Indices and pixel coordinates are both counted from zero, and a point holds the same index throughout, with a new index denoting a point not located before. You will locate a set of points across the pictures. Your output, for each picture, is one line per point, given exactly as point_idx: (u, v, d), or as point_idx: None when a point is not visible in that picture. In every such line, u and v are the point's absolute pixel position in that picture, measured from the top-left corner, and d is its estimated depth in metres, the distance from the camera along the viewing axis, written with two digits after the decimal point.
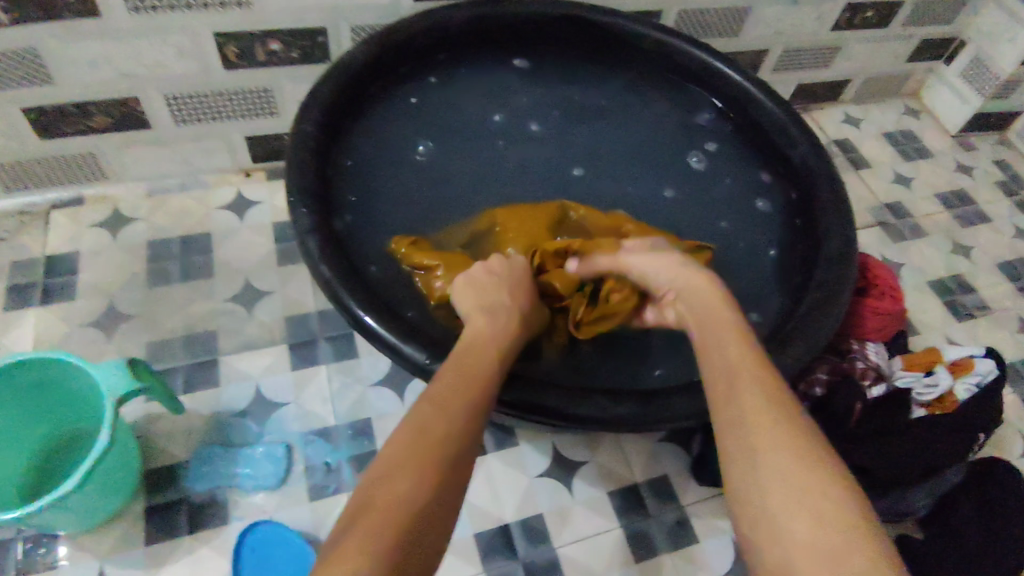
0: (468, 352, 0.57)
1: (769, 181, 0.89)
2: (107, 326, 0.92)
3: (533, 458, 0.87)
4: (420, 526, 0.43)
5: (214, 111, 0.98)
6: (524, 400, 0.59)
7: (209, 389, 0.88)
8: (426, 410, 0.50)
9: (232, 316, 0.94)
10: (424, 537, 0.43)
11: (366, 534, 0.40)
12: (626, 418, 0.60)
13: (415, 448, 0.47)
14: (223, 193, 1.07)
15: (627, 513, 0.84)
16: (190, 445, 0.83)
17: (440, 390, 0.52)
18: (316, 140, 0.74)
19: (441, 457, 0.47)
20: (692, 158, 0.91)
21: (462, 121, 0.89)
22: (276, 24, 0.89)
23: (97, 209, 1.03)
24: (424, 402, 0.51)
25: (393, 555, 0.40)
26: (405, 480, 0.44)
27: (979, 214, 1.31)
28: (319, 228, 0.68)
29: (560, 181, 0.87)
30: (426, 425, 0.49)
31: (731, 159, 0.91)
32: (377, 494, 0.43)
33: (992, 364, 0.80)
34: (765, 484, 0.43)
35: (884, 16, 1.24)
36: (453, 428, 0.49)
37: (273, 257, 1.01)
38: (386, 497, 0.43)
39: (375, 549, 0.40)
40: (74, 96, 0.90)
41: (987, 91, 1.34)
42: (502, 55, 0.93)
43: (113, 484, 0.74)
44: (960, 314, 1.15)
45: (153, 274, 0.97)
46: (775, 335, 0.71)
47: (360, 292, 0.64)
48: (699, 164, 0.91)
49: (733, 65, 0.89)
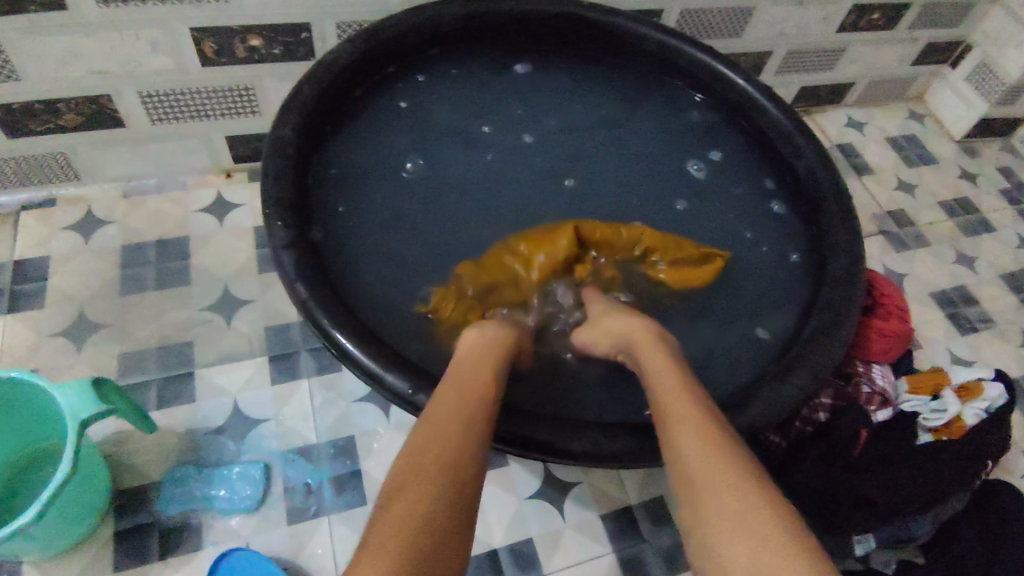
0: (469, 363, 0.56)
1: (772, 192, 0.86)
2: (77, 335, 0.88)
3: (523, 479, 0.83)
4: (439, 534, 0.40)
5: (192, 109, 0.94)
6: (513, 434, 0.55)
7: (183, 404, 0.83)
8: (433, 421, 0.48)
9: (210, 326, 0.90)
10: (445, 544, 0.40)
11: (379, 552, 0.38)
12: (620, 454, 0.56)
13: (419, 461, 0.45)
14: (202, 194, 1.02)
15: (620, 536, 0.81)
16: (162, 464, 0.79)
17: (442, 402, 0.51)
18: (295, 148, 0.70)
19: (445, 478, 0.44)
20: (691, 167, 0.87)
21: (451, 125, 0.84)
22: (256, 19, 0.84)
23: (69, 210, 0.98)
24: (428, 416, 0.49)
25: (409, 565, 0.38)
26: (406, 499, 0.42)
27: (982, 223, 1.27)
28: (296, 244, 0.63)
29: (554, 188, 0.84)
30: (430, 437, 0.47)
31: (741, 163, 0.88)
32: (386, 511, 0.41)
33: (1000, 388, 0.78)
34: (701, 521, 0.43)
35: (891, 18, 1.20)
36: (462, 436, 0.48)
37: (254, 263, 0.97)
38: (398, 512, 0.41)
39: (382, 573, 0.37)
40: (42, 93, 0.85)
41: (993, 97, 1.31)
42: (494, 56, 0.89)
43: (77, 510, 0.70)
44: (963, 327, 1.12)
45: (127, 280, 0.93)
46: (779, 363, 0.68)
47: (339, 315, 0.60)
48: (704, 173, 0.87)
49: (738, 69, 0.85)
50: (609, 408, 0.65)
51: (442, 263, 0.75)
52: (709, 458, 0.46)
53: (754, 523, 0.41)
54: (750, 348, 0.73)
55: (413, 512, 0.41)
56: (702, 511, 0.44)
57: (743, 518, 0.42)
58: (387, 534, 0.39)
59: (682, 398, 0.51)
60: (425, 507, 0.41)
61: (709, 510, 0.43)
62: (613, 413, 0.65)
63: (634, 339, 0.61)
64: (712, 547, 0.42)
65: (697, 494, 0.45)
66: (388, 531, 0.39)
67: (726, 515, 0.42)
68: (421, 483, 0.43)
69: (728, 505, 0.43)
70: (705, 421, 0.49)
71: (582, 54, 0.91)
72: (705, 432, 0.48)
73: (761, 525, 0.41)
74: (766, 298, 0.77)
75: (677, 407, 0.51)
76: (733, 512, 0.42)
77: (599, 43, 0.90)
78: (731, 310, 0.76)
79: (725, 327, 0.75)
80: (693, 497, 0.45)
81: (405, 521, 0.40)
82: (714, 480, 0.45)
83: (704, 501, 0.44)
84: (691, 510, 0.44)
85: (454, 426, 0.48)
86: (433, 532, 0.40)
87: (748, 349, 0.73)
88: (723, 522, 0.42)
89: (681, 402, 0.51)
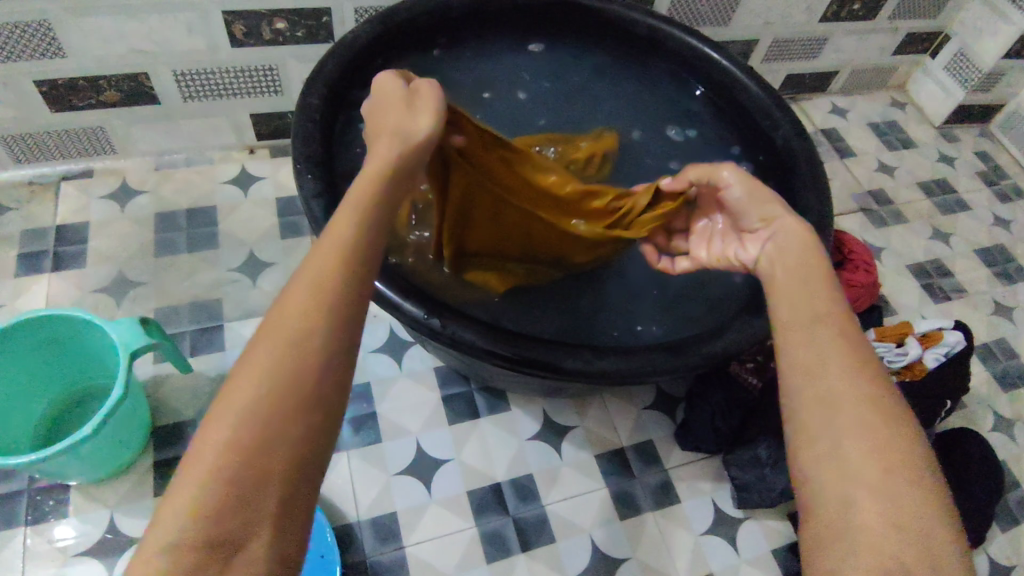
0: (350, 208, 0.47)
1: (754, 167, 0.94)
2: (116, 292, 0.96)
3: (524, 423, 0.90)
4: (280, 438, 0.39)
5: (221, 88, 1.02)
6: (518, 354, 0.63)
7: (215, 353, 0.91)
8: (294, 299, 0.42)
9: (237, 285, 0.98)
10: (281, 447, 0.39)
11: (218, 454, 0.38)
12: (610, 371, 0.64)
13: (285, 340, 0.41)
14: (227, 168, 1.11)
15: (613, 474, 0.88)
16: (196, 404, 0.87)
17: (318, 261, 0.44)
18: (321, 113, 0.78)
19: (305, 372, 0.41)
20: (672, 133, 0.98)
21: (454, 95, 0.94)
22: (281, 4, 0.92)
23: (106, 181, 1.06)
24: (304, 268, 0.44)
25: (239, 477, 0.37)
26: (251, 389, 0.39)
27: (959, 203, 1.35)
28: (322, 193, 0.71)
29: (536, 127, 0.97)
30: (305, 314, 0.42)
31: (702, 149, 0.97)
32: (238, 399, 0.39)
33: (959, 336, 0.84)
34: (834, 439, 0.42)
35: (871, 9, 1.28)
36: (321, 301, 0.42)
37: (277, 229, 1.05)
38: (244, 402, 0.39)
39: (212, 479, 0.37)
40: (87, 70, 0.93)
41: (970, 84, 1.39)
42: (499, 41, 0.98)
43: (124, 436, 0.78)
44: (936, 296, 1.20)
45: (160, 244, 1.01)
46: (747, 292, 0.75)
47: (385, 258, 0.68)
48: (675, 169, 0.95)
49: (721, 50, 0.93)
50: (592, 331, 0.73)
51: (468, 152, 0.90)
52: (860, 395, 0.43)
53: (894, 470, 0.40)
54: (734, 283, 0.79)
55: (240, 419, 0.39)
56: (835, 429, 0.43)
57: (887, 453, 0.41)
58: (213, 441, 0.38)
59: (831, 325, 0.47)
60: (272, 409, 0.39)
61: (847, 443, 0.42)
62: (600, 339, 0.72)
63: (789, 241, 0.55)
64: (846, 465, 0.41)
65: (843, 415, 0.43)
66: (221, 437, 0.38)
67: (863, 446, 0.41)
68: (289, 363, 0.40)
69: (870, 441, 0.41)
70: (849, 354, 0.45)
71: (578, 39, 1.00)
72: (847, 359, 0.45)
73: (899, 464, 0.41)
74: None
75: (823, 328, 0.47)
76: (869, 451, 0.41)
77: (596, 29, 0.98)
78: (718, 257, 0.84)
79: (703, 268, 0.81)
80: (832, 414, 0.43)
81: (239, 427, 0.38)
82: (866, 417, 0.42)
83: (840, 424, 0.43)
84: (827, 429, 0.43)
85: (323, 311, 0.42)
86: (284, 439, 0.39)
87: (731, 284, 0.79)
88: (868, 444, 0.41)
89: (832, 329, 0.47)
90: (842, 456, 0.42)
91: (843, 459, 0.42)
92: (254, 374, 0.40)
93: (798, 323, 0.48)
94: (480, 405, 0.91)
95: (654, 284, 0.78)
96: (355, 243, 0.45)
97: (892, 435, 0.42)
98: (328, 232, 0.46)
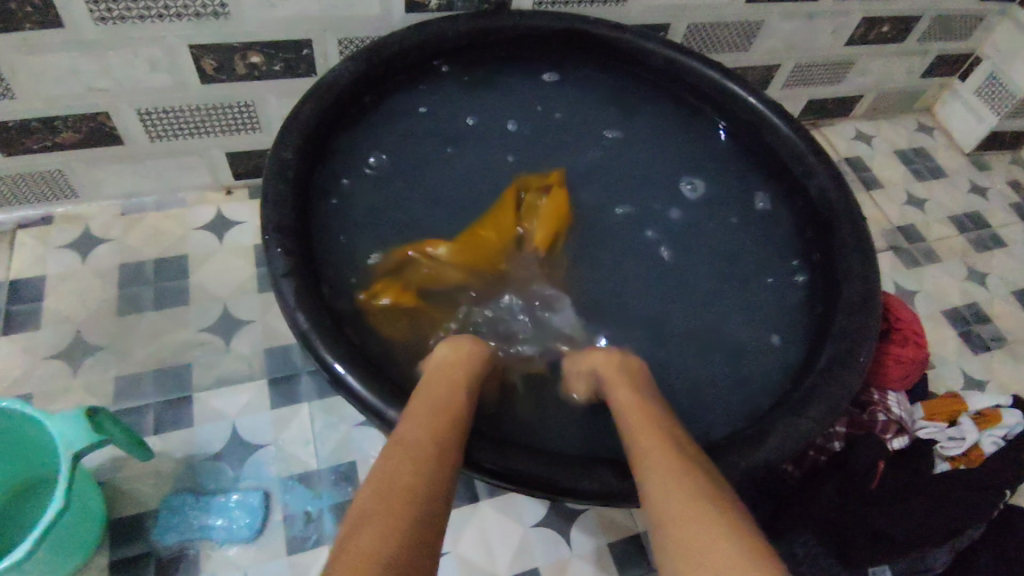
0: (441, 379, 0.58)
1: (766, 209, 0.85)
2: (73, 359, 0.86)
3: (528, 507, 0.81)
4: (420, 537, 0.42)
5: (191, 127, 0.92)
6: (518, 472, 0.56)
7: (180, 430, 0.82)
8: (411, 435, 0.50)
9: (208, 348, 0.88)
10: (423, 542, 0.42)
11: (369, 539, 0.40)
12: (630, 493, 0.56)
13: (411, 459, 0.48)
14: (201, 211, 1.01)
15: (627, 566, 0.78)
16: (159, 492, 0.77)
17: (421, 413, 0.53)
18: (295, 170, 0.69)
19: (432, 485, 0.46)
20: (686, 186, 0.86)
21: (435, 130, 0.84)
22: (256, 36, 0.83)
23: (67, 229, 0.96)
24: (412, 415, 0.53)
25: (389, 555, 0.40)
26: (391, 489, 0.45)
27: (993, 238, 1.26)
28: (295, 271, 0.63)
29: (501, 159, 0.85)
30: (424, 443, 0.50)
31: (719, 191, 0.86)
32: (378, 497, 0.44)
33: (1019, 416, 0.76)
34: (677, 550, 0.43)
35: (901, 30, 1.19)
36: (436, 437, 0.51)
37: (254, 281, 0.95)
38: (391, 503, 0.43)
39: (366, 558, 0.39)
40: (40, 111, 0.83)
41: (1003, 110, 1.29)
42: (497, 73, 0.88)
43: (75, 541, 0.68)
44: (975, 346, 1.10)
45: (125, 301, 0.91)
46: (785, 394, 0.68)
47: (336, 341, 0.61)
48: (680, 216, 0.84)
49: (747, 86, 0.84)
50: (602, 445, 0.65)
51: (463, 195, 0.82)
52: (685, 491, 0.46)
53: (703, 520, 0.43)
54: (745, 376, 0.73)
55: (392, 509, 0.43)
56: (674, 536, 0.44)
57: (727, 538, 0.42)
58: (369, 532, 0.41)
59: (642, 420, 0.55)
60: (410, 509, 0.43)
61: (666, 511, 0.45)
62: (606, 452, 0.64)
63: (602, 373, 0.63)
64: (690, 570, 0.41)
65: (680, 526, 0.44)
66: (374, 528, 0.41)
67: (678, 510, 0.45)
68: (417, 476, 0.46)
69: (709, 549, 0.41)
70: (663, 443, 0.51)
71: (587, 70, 0.91)
72: (674, 462, 0.49)
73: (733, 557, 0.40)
74: (776, 322, 0.77)
75: (653, 442, 0.52)
76: (681, 513, 0.45)
77: (612, 57, 0.89)
78: (737, 333, 0.76)
79: (718, 364, 0.74)
80: (670, 524, 0.44)
81: (385, 521, 0.42)
82: (694, 523, 0.43)
83: (677, 534, 0.44)
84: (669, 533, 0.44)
85: (437, 444, 0.50)
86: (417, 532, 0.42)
87: (743, 377, 0.73)
88: (700, 540, 0.42)
89: (648, 418, 0.55)
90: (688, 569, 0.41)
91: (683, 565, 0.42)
92: (403, 477, 0.46)
93: (638, 448, 0.52)
94: (478, 486, 0.81)
95: (664, 385, 0.72)
96: (449, 400, 0.55)
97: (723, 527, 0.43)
98: (428, 391, 0.56)
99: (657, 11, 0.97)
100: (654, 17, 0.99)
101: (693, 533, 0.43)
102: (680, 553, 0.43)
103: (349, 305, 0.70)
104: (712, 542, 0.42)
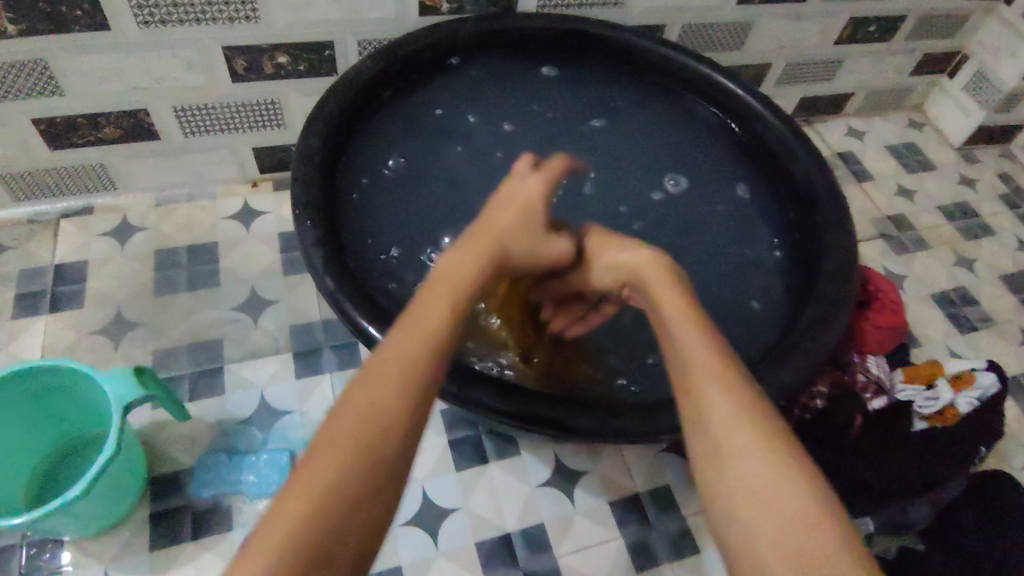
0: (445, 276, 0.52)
1: (744, 198, 0.91)
2: (114, 335, 0.93)
3: (533, 468, 0.87)
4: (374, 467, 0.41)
5: (222, 123, 1.00)
6: (523, 412, 0.62)
7: (213, 397, 0.88)
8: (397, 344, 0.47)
9: (238, 324, 0.95)
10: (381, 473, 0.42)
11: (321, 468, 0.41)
12: (622, 433, 0.62)
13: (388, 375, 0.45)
14: (230, 202, 1.09)
15: (628, 522, 0.84)
16: (195, 452, 0.84)
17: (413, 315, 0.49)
18: (321, 155, 0.76)
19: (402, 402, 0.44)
20: (669, 182, 0.92)
21: (442, 127, 0.91)
22: (284, 38, 0.90)
23: (107, 218, 1.04)
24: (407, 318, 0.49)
25: (338, 489, 0.40)
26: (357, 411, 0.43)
27: (982, 226, 1.31)
28: (323, 241, 0.70)
29: (490, 155, 0.91)
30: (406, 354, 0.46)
31: (706, 178, 0.93)
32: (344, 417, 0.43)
33: (993, 378, 0.81)
34: (730, 493, 0.42)
35: (887, 30, 1.25)
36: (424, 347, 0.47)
37: (280, 265, 1.02)
38: (350, 428, 0.42)
39: (315, 491, 0.40)
40: (86, 107, 0.91)
41: (989, 105, 1.35)
42: (503, 69, 0.95)
43: (119, 491, 0.75)
44: (962, 326, 1.15)
45: (161, 283, 0.98)
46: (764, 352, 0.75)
47: (362, 301, 0.67)
48: (659, 200, 0.91)
49: (738, 81, 0.90)
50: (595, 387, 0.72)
51: (469, 181, 0.89)
52: (737, 429, 0.43)
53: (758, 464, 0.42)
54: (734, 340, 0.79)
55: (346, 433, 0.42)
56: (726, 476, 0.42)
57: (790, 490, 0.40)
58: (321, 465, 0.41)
59: (687, 330, 0.49)
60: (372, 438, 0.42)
61: (717, 443, 0.43)
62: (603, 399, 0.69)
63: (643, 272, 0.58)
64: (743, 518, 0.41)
65: (732, 468, 0.42)
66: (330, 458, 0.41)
67: (732, 439, 0.43)
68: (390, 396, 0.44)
69: (764, 495, 0.41)
70: (707, 364, 0.46)
71: (588, 68, 0.97)
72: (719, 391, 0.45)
73: (790, 511, 0.40)
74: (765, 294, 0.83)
75: (703, 361, 0.47)
76: (728, 450, 0.43)
77: (609, 57, 0.96)
78: (727, 302, 0.82)
79: None
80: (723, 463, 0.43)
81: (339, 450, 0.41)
82: (753, 464, 0.42)
83: (730, 476, 0.42)
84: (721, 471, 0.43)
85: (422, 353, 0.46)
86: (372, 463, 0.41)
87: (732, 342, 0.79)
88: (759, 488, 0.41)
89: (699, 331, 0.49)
90: (736, 513, 0.41)
91: (739, 509, 0.41)
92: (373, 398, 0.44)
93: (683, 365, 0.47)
94: (487, 449, 0.88)
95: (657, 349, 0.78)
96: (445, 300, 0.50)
97: (781, 476, 0.41)
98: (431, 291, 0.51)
99: (652, 13, 1.04)
100: (650, 18, 1.06)
101: (751, 480, 0.41)
102: (738, 499, 0.41)
103: (369, 275, 0.76)
104: (768, 489, 0.41)
